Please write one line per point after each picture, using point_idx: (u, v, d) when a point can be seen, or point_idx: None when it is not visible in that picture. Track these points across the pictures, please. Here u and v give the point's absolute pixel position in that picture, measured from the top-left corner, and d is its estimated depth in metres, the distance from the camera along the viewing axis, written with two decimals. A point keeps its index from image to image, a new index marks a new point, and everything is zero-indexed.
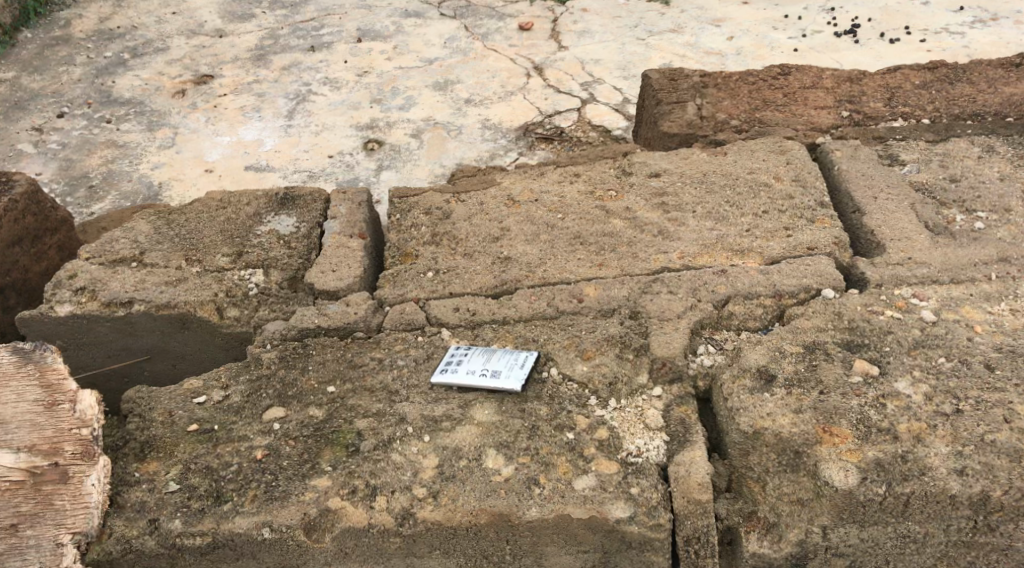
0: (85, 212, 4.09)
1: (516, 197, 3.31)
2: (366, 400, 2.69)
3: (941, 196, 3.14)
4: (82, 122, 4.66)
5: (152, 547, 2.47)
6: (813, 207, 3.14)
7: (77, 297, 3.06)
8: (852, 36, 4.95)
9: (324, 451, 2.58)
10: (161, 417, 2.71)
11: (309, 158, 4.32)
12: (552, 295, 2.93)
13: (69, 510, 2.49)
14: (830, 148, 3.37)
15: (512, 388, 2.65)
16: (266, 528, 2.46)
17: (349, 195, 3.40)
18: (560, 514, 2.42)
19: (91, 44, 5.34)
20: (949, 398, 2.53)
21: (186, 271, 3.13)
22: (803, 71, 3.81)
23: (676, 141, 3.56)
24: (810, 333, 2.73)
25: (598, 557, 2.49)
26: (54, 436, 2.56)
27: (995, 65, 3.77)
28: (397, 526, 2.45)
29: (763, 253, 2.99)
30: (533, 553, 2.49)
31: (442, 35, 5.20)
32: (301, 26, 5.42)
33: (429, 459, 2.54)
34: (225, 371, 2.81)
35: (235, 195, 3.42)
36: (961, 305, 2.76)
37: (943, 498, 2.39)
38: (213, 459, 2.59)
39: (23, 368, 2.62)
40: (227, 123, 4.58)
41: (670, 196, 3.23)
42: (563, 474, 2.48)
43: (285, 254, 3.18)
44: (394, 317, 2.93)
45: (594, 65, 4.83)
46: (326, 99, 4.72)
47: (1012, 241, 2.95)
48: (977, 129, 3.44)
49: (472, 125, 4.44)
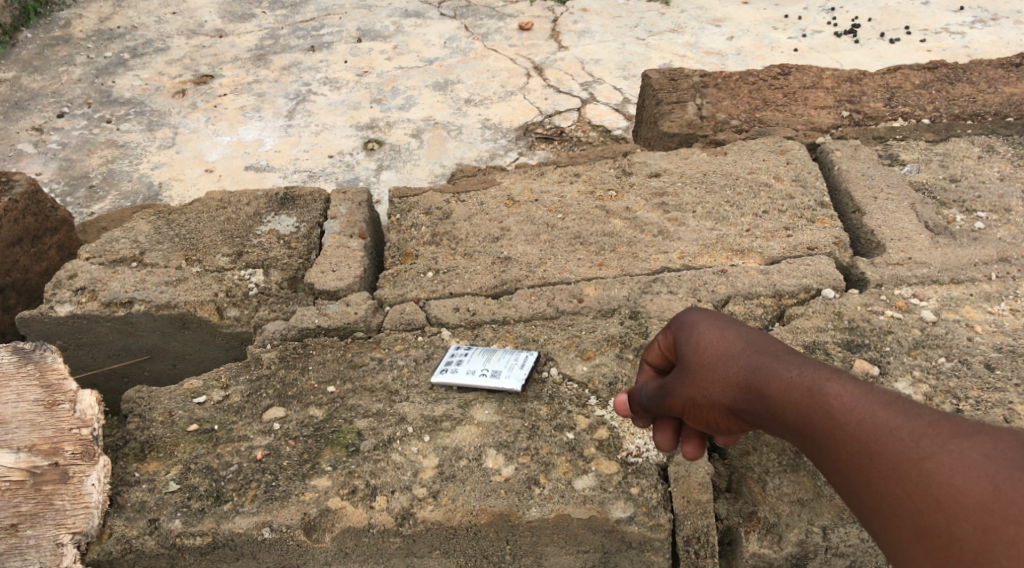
0: (85, 213, 4.09)
1: (516, 197, 3.31)
2: (366, 400, 2.69)
3: (942, 196, 3.14)
4: (83, 122, 4.66)
5: (152, 548, 2.46)
6: (814, 207, 3.14)
7: (77, 297, 3.05)
8: (852, 36, 4.95)
9: (324, 451, 2.58)
10: (161, 417, 2.70)
11: (309, 158, 4.32)
12: (552, 295, 2.93)
13: (70, 510, 2.49)
14: (831, 148, 3.37)
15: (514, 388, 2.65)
16: (266, 528, 2.46)
17: (349, 195, 3.40)
18: (559, 514, 2.42)
19: (91, 44, 5.34)
20: (948, 398, 2.53)
21: (186, 271, 3.13)
22: (803, 71, 3.81)
23: (676, 141, 3.57)
24: (810, 333, 2.73)
25: (597, 557, 2.50)
26: (54, 436, 2.56)
27: (995, 65, 3.77)
28: (397, 526, 2.45)
29: (763, 254, 2.99)
30: (533, 553, 2.51)
31: (442, 35, 5.20)
32: (301, 27, 5.42)
33: (429, 459, 2.54)
34: (225, 371, 2.81)
35: (235, 195, 3.42)
36: (961, 305, 2.77)
37: None
38: (212, 459, 2.59)
39: (24, 367, 2.61)
40: (228, 123, 4.58)
41: (671, 196, 3.23)
42: (563, 474, 2.48)
43: (285, 254, 3.18)
44: (394, 317, 2.92)
45: (594, 65, 4.83)
46: (326, 99, 4.72)
47: (1012, 241, 2.95)
48: (977, 129, 3.44)
49: (472, 125, 4.44)
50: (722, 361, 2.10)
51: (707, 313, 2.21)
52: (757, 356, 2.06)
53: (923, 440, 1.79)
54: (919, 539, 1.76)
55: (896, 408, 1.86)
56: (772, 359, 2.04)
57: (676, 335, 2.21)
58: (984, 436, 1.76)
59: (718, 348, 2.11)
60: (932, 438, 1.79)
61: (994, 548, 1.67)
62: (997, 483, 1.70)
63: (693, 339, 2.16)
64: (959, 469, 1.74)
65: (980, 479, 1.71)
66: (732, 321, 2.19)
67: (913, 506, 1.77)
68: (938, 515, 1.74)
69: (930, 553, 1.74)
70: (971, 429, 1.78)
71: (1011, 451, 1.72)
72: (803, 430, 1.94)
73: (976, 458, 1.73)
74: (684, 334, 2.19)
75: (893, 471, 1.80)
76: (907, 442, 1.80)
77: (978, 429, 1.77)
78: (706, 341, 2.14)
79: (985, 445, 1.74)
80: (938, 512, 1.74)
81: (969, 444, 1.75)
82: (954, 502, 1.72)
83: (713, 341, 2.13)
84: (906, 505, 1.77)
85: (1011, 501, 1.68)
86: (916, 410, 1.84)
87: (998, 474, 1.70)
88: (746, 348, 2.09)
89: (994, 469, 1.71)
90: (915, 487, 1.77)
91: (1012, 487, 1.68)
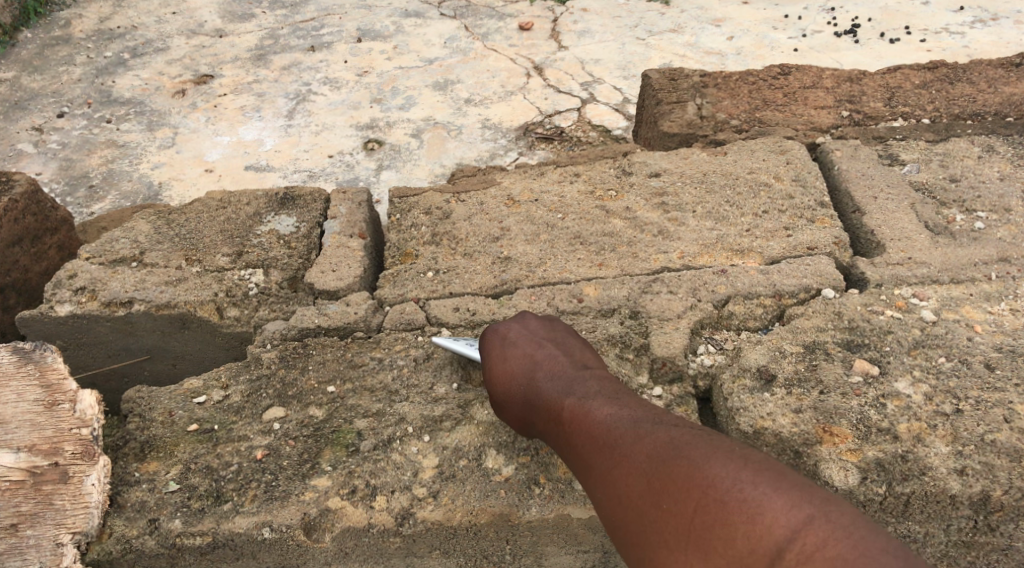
0: (85, 213, 4.10)
1: (516, 197, 3.31)
2: (366, 400, 2.69)
3: (942, 196, 3.14)
4: (82, 122, 4.66)
5: (152, 547, 2.47)
6: (814, 207, 3.13)
7: (77, 297, 3.05)
8: (852, 36, 4.94)
9: (324, 451, 2.57)
10: (161, 417, 2.69)
11: (309, 158, 4.32)
12: (552, 295, 2.93)
13: (70, 510, 2.50)
14: (831, 148, 3.37)
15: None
16: (266, 528, 2.46)
17: (349, 195, 3.40)
18: (559, 514, 2.44)
19: (91, 44, 5.34)
20: (949, 398, 2.54)
21: (186, 271, 3.13)
22: (803, 71, 3.81)
23: (676, 142, 3.57)
24: (811, 333, 2.73)
25: (597, 557, 2.55)
26: (54, 436, 2.56)
27: (995, 65, 3.77)
28: (397, 526, 2.46)
29: (763, 253, 2.99)
30: (533, 553, 2.54)
31: (442, 35, 5.20)
32: (301, 27, 5.41)
33: (429, 459, 2.54)
34: (225, 371, 2.79)
35: (235, 195, 3.42)
36: (961, 305, 2.77)
37: (942, 498, 2.42)
38: (212, 459, 2.58)
39: (23, 367, 2.61)
40: (227, 123, 4.58)
41: (670, 196, 3.23)
42: (563, 474, 2.48)
43: (285, 254, 3.18)
44: (394, 317, 2.92)
45: (594, 65, 4.83)
46: (326, 99, 4.72)
47: (1012, 241, 2.95)
48: (977, 129, 3.44)
49: (471, 125, 4.44)
50: (507, 381, 2.47)
51: (502, 332, 2.57)
52: (527, 377, 2.44)
53: (609, 447, 2.16)
54: (611, 530, 2.12)
55: (595, 423, 2.22)
56: (531, 382, 2.42)
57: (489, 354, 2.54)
58: (650, 438, 2.12)
59: (507, 368, 2.48)
60: (615, 445, 2.15)
61: (653, 533, 2.02)
62: (652, 477, 2.05)
63: (490, 365, 2.52)
64: (627, 467, 2.10)
65: (640, 475, 2.07)
66: (524, 336, 2.54)
67: (607, 502, 2.12)
68: (618, 508, 2.09)
69: (618, 539, 2.10)
70: (643, 433, 2.14)
71: (664, 449, 2.08)
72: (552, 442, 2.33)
73: (641, 458, 2.09)
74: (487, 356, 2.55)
75: (594, 473, 2.16)
76: (600, 449, 2.17)
77: (648, 433, 2.13)
78: (498, 366, 2.50)
79: (649, 447, 2.10)
80: (617, 504, 2.10)
81: (637, 447, 2.11)
82: (624, 494, 2.08)
83: (505, 364, 2.49)
84: (602, 503, 2.14)
85: (659, 491, 2.03)
86: (608, 418, 2.21)
87: (653, 472, 2.06)
88: (520, 375, 2.45)
89: (650, 467, 2.07)
90: (602, 486, 2.14)
91: (660, 480, 2.04)
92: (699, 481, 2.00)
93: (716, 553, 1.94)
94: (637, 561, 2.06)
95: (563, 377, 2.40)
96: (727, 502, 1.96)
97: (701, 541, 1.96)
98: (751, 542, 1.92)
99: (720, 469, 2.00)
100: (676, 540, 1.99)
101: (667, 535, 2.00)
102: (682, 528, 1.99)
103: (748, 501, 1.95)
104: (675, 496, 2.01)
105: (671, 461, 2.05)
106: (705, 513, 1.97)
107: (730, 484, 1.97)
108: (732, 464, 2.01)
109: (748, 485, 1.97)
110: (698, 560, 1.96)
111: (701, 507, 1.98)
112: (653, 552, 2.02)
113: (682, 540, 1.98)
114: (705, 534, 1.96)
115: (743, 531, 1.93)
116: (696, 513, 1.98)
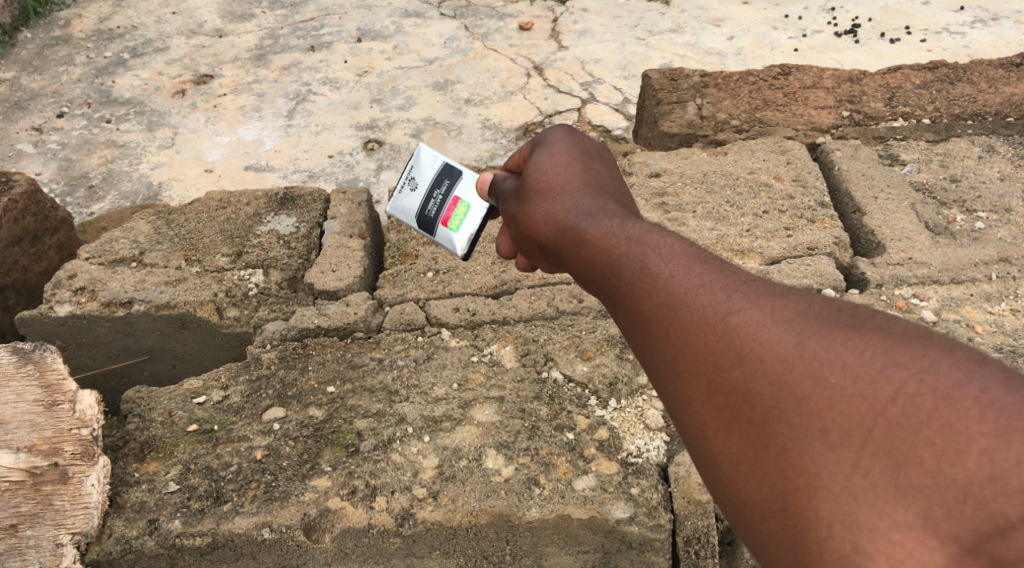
0: (85, 212, 4.10)
1: None
2: (366, 400, 2.68)
3: (942, 196, 3.14)
4: (82, 122, 4.66)
5: (152, 548, 2.45)
6: (814, 207, 3.13)
7: (77, 297, 3.05)
8: (852, 35, 4.94)
9: (324, 451, 2.57)
10: (161, 418, 2.69)
11: (309, 158, 4.32)
12: (552, 295, 2.94)
13: (70, 511, 2.49)
14: (831, 148, 3.37)
15: (484, 209, 2.31)
16: (266, 529, 2.45)
17: (349, 195, 3.40)
18: (560, 514, 2.42)
19: (91, 44, 5.34)
20: None
21: (185, 271, 3.12)
22: (803, 71, 3.81)
23: (676, 142, 3.58)
24: None
25: (597, 557, 2.51)
26: (54, 436, 2.56)
27: (995, 65, 3.77)
28: (397, 526, 2.44)
29: (763, 254, 2.99)
30: (533, 553, 2.51)
31: (443, 35, 5.20)
32: (301, 26, 5.41)
33: (429, 459, 2.53)
34: (225, 371, 2.79)
35: (235, 195, 3.42)
36: (961, 305, 2.77)
37: None
38: (212, 459, 2.58)
39: (23, 367, 2.61)
40: (227, 123, 4.58)
41: (671, 195, 3.22)
42: (562, 474, 2.48)
43: (286, 255, 3.18)
44: (394, 317, 2.92)
45: (594, 65, 4.83)
46: (326, 98, 4.72)
47: (1012, 241, 2.95)
48: (977, 129, 3.43)
49: (472, 125, 4.44)
50: (563, 187, 1.98)
51: (574, 135, 2.10)
52: (592, 192, 1.94)
53: (735, 295, 1.58)
54: (713, 402, 1.54)
55: (709, 263, 1.65)
56: (596, 196, 1.92)
57: (546, 174, 2.03)
58: (803, 299, 1.56)
59: (564, 173, 2.01)
60: (745, 292, 1.58)
61: (804, 422, 1.46)
62: (815, 342, 1.49)
63: (541, 164, 2.06)
64: (768, 325, 1.53)
65: (794, 339, 1.51)
66: (596, 153, 2.08)
67: (715, 365, 1.55)
68: (737, 376, 1.52)
69: (722, 419, 1.53)
70: (791, 289, 1.58)
71: (834, 317, 1.52)
72: (610, 274, 1.74)
73: (793, 317, 1.53)
74: (540, 154, 2.09)
75: (695, 323, 1.58)
76: (715, 293, 1.59)
77: (800, 292, 1.57)
78: (560, 190, 1.98)
79: (805, 308, 1.54)
80: (739, 371, 1.52)
81: (787, 303, 1.55)
82: (759, 361, 1.51)
83: (562, 167, 2.02)
84: (703, 363, 1.56)
85: (823, 367, 1.47)
86: (728, 267, 1.64)
87: (817, 335, 1.50)
88: (584, 184, 1.97)
89: (814, 334, 1.50)
90: (716, 340, 1.56)
91: (826, 351, 1.48)
92: (904, 368, 1.43)
93: (917, 472, 1.39)
94: (751, 452, 1.50)
95: (638, 212, 1.90)
96: (946, 402, 1.39)
97: (893, 451, 1.40)
98: (988, 467, 1.36)
99: (935, 355, 1.43)
100: (846, 438, 1.43)
101: (828, 428, 1.44)
102: (861, 422, 1.43)
103: (990, 408, 1.38)
104: (854, 379, 1.45)
105: (848, 329, 1.49)
106: (905, 412, 1.41)
107: (954, 378, 1.40)
108: (951, 353, 1.43)
109: (985, 384, 1.39)
110: (881, 474, 1.40)
111: (900, 401, 1.41)
112: (797, 449, 1.46)
113: (855, 442, 1.42)
114: (901, 443, 1.40)
115: (973, 451, 1.37)
116: (890, 406, 1.42)
